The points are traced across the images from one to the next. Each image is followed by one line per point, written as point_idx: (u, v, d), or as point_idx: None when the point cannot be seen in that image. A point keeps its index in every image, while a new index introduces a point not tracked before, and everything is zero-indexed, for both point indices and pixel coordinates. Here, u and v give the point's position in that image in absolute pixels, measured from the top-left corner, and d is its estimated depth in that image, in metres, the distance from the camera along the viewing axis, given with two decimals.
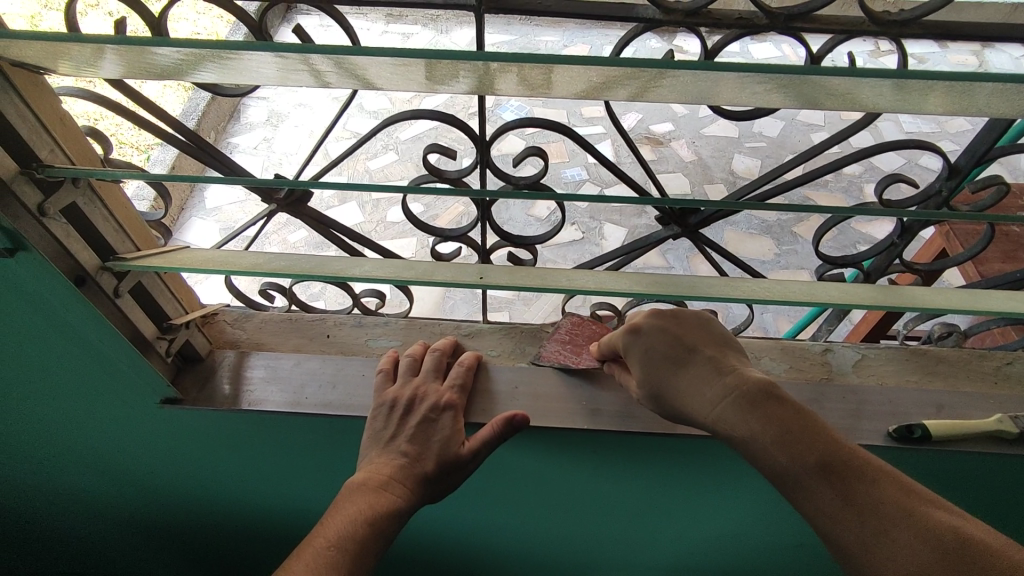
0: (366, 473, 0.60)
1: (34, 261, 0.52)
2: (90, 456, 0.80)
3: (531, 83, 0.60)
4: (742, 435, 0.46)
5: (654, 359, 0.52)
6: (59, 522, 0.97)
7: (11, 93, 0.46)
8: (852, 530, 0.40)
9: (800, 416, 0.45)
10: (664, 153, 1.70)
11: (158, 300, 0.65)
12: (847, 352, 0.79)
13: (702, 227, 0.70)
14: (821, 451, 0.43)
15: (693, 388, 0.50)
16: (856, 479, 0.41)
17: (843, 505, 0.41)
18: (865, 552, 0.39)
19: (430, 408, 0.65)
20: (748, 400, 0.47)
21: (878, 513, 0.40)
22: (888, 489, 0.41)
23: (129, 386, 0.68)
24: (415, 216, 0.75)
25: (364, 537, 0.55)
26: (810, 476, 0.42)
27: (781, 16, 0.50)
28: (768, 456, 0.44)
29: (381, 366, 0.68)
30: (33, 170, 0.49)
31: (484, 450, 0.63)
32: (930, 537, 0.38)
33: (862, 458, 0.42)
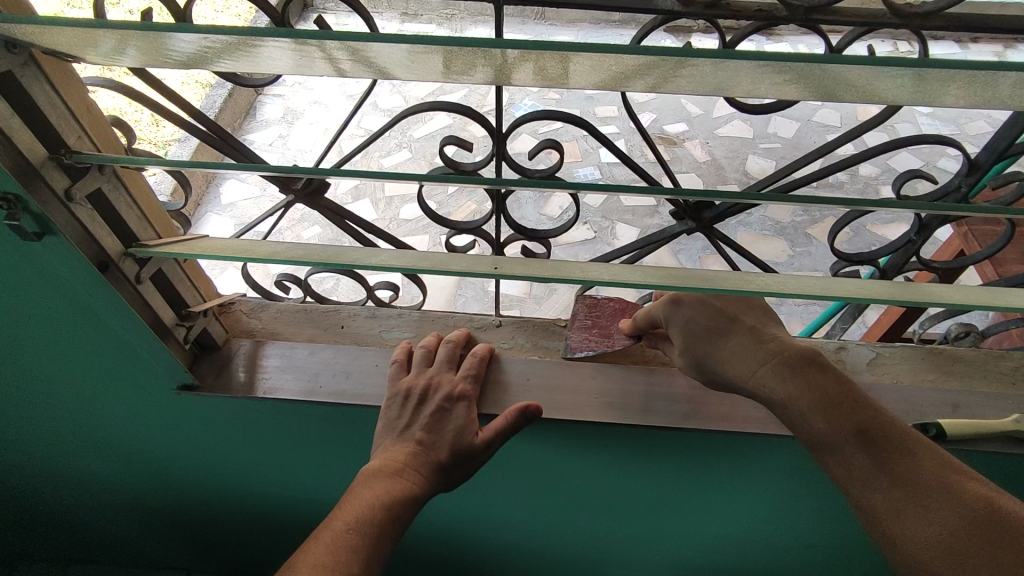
0: (383, 458, 0.61)
1: (59, 245, 0.53)
2: (111, 444, 0.82)
3: (551, 72, 0.60)
4: (782, 400, 0.48)
5: (691, 327, 0.52)
6: (82, 506, 0.98)
7: (41, 80, 0.47)
8: (883, 496, 0.44)
9: (838, 381, 0.47)
10: (680, 152, 1.72)
11: (178, 288, 0.66)
12: (862, 350, 0.79)
13: (717, 222, 0.70)
14: (861, 418, 0.45)
15: (733, 355, 0.50)
16: (893, 447, 0.44)
17: (878, 472, 0.44)
18: (900, 521, 0.43)
19: (444, 398, 0.65)
20: (791, 365, 0.48)
21: (912, 482, 0.43)
22: (923, 458, 0.44)
23: (150, 372, 0.69)
24: (432, 210, 0.76)
25: (384, 518, 0.56)
26: (849, 442, 0.45)
27: (803, 10, 0.49)
28: (807, 423, 0.46)
29: (396, 356, 0.68)
30: (60, 156, 0.50)
31: (496, 441, 0.63)
32: (961, 507, 0.42)
33: (896, 425, 0.45)
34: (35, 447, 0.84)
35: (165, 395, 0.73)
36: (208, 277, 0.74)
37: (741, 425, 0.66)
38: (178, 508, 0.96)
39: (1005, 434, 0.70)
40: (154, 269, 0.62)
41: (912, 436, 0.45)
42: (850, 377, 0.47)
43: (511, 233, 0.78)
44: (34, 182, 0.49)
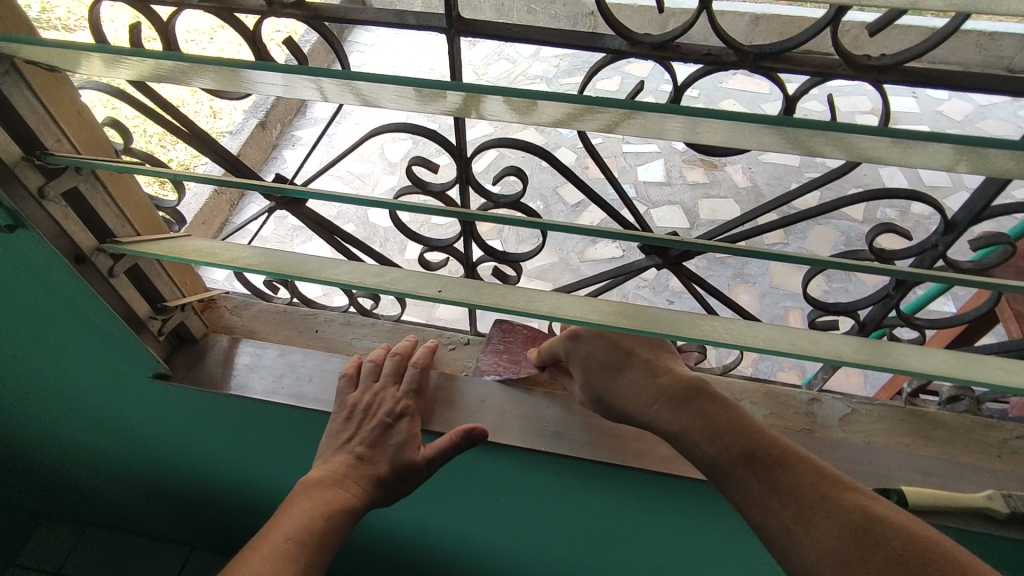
0: (323, 470, 0.61)
1: (33, 237, 0.58)
2: (107, 421, 0.88)
3: (518, 104, 0.61)
4: (675, 432, 0.48)
5: (592, 363, 0.55)
6: (84, 473, 1.05)
7: (22, 87, 0.51)
8: (772, 513, 0.41)
9: (724, 409, 0.48)
10: (716, 177, 1.66)
11: (155, 284, 0.70)
12: (836, 405, 0.76)
13: (681, 261, 0.68)
14: (745, 441, 0.44)
15: (632, 389, 0.52)
16: (777, 465, 0.43)
17: (764, 488, 0.42)
18: (790, 540, 0.40)
19: (386, 413, 0.65)
20: (678, 397, 0.49)
21: (797, 497, 0.41)
22: (806, 473, 0.42)
23: (128, 358, 0.73)
24: (405, 225, 0.78)
25: (322, 529, 0.56)
26: (735, 465, 0.44)
27: (752, 57, 0.48)
28: (699, 451, 0.46)
29: (343, 370, 0.68)
30: (36, 157, 0.54)
31: (440, 459, 0.63)
32: (843, 519, 0.39)
33: (780, 446, 0.44)
34: (38, 415, 0.91)
35: (145, 382, 0.77)
36: (194, 274, 0.78)
37: (688, 472, 0.64)
38: (173, 484, 1.02)
39: (977, 512, 0.66)
40: (129, 264, 0.65)
41: (798, 455, 0.43)
42: (736, 405, 0.47)
43: (483, 254, 0.79)
44: (8, 180, 0.53)
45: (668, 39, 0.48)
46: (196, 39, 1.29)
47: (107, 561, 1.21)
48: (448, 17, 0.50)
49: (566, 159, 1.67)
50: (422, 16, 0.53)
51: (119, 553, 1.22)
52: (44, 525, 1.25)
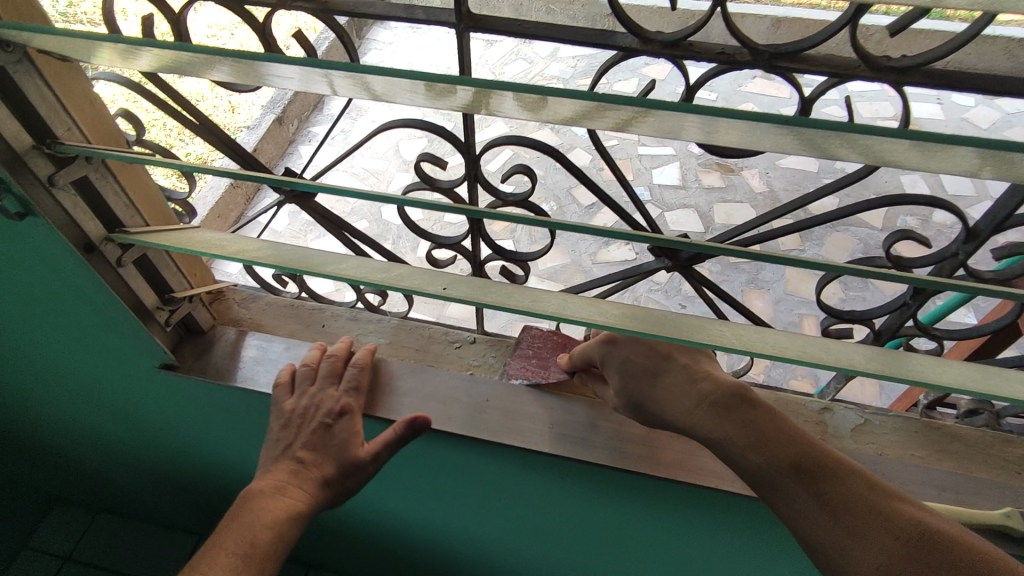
0: (265, 481, 0.62)
1: (42, 225, 0.58)
2: (116, 409, 0.89)
3: (528, 100, 0.60)
4: (717, 439, 0.47)
5: (629, 367, 0.53)
6: (93, 460, 1.07)
7: (34, 75, 0.51)
8: (825, 527, 0.40)
9: (769, 417, 0.47)
10: (733, 181, 1.64)
11: (164, 275, 0.71)
12: (849, 415, 0.74)
13: (692, 264, 0.67)
14: (793, 451, 0.43)
15: (671, 395, 0.51)
16: (828, 478, 0.42)
17: (814, 500, 0.41)
18: (843, 554, 0.39)
19: (325, 414, 0.66)
20: (721, 404, 0.48)
21: (850, 509, 0.40)
22: (857, 485, 0.41)
23: (135, 347, 0.74)
24: (413, 221, 0.77)
25: (266, 537, 0.57)
26: (783, 475, 0.43)
27: (767, 56, 0.47)
28: (744, 460, 0.45)
29: (277, 379, 0.68)
30: (46, 146, 0.54)
31: (384, 452, 0.64)
32: (900, 534, 0.38)
33: (831, 457, 0.43)
34: (49, 402, 0.92)
35: (152, 372, 0.78)
36: (202, 265, 0.78)
37: (693, 478, 0.63)
38: (181, 473, 1.03)
39: (993, 529, 0.64)
40: (137, 254, 0.66)
41: (849, 467, 0.42)
42: (782, 413, 0.46)
43: (491, 252, 0.78)
44: (18, 168, 0.53)
45: (680, 36, 0.47)
46: (216, 34, 1.29)
47: (117, 547, 1.23)
48: (456, 12, 0.50)
49: (581, 159, 1.66)
50: (431, 10, 0.52)
51: (128, 540, 1.24)
52: (55, 510, 1.27)
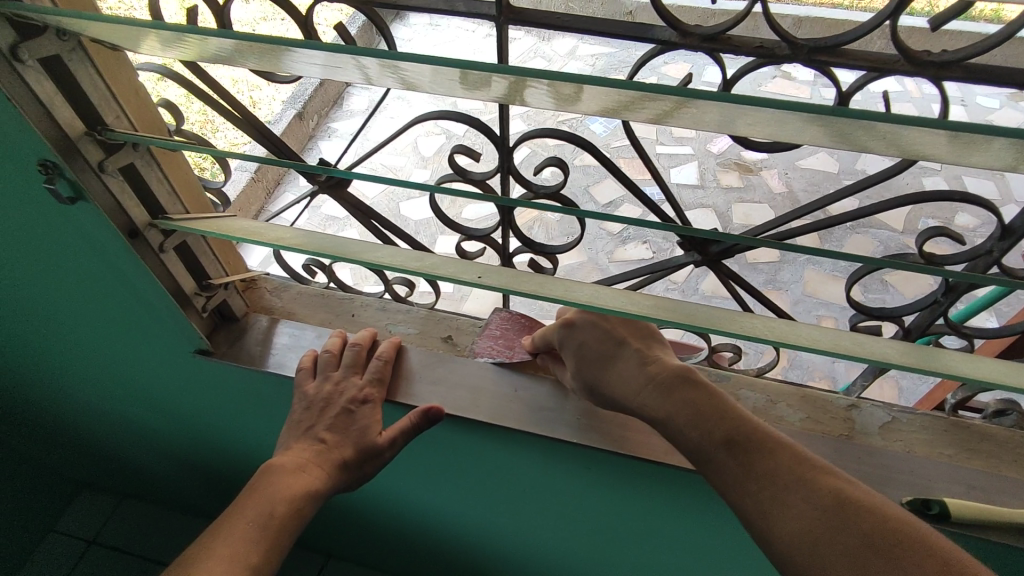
0: (285, 458, 0.65)
1: (91, 210, 0.59)
2: (150, 396, 0.91)
3: (563, 93, 0.62)
4: (661, 418, 0.47)
5: (584, 351, 0.55)
6: (123, 446, 1.09)
7: (86, 63, 0.53)
8: (750, 496, 0.41)
9: (709, 394, 0.47)
10: (754, 181, 1.62)
11: (202, 262, 0.73)
12: (875, 412, 0.74)
13: (722, 258, 0.68)
14: (726, 426, 0.44)
15: (621, 377, 0.52)
16: (757, 450, 0.42)
17: (742, 472, 0.42)
18: (766, 522, 0.40)
19: (349, 400, 0.70)
20: (665, 384, 0.49)
21: (773, 480, 0.40)
22: (783, 456, 0.41)
23: (173, 333, 0.76)
24: (445, 214, 0.78)
25: (284, 511, 0.61)
26: (715, 450, 0.43)
27: (807, 50, 0.48)
28: (682, 436, 0.45)
29: (300, 363, 0.72)
30: (97, 133, 0.55)
31: (400, 440, 0.68)
32: (818, 502, 0.39)
33: (762, 430, 0.43)
34: (83, 388, 0.95)
35: (188, 358, 0.80)
36: (237, 254, 0.80)
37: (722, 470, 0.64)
38: (210, 460, 1.06)
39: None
40: (178, 240, 0.68)
41: (778, 440, 0.43)
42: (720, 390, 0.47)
43: (520, 245, 0.79)
44: (71, 154, 0.55)
45: (719, 30, 0.48)
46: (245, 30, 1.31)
47: (144, 533, 1.26)
48: (496, 3, 0.50)
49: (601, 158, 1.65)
50: (470, 3, 0.53)
51: (156, 526, 1.27)
52: (81, 494, 1.30)
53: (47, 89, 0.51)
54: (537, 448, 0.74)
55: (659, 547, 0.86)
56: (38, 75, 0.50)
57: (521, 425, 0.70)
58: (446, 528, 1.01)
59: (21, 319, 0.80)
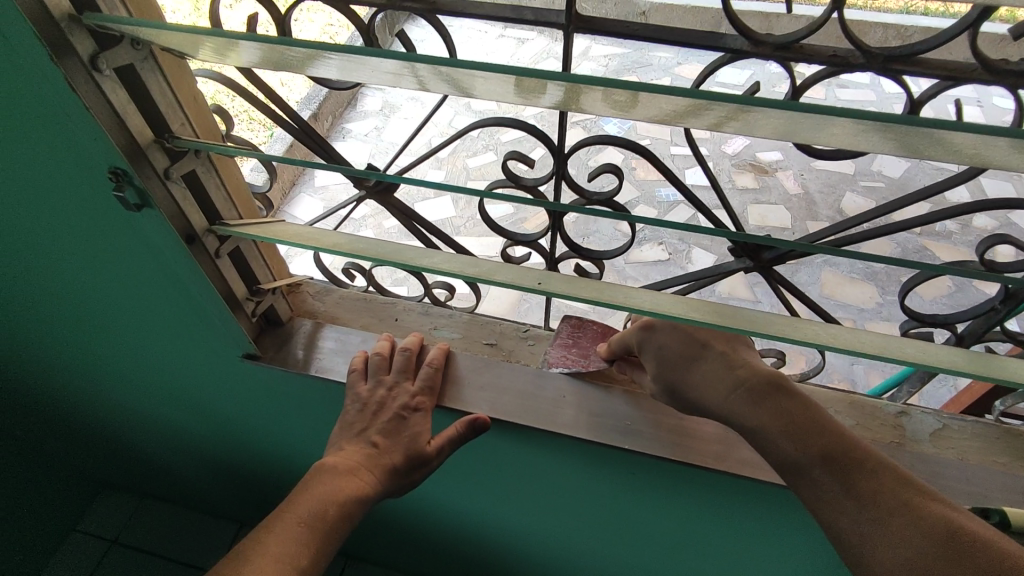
0: (336, 459, 0.64)
1: (155, 217, 0.60)
2: (192, 398, 0.92)
3: (620, 99, 0.61)
4: (750, 426, 0.46)
5: (664, 352, 0.52)
6: (153, 448, 1.10)
7: (156, 73, 0.53)
8: (850, 516, 0.39)
9: (805, 407, 0.45)
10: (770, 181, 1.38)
11: (252, 265, 0.73)
12: (925, 418, 0.73)
13: (777, 265, 0.68)
14: (826, 442, 0.42)
15: (706, 379, 0.49)
16: (859, 469, 0.41)
17: (843, 491, 0.40)
18: (867, 546, 0.38)
19: (401, 406, 0.69)
20: (755, 391, 0.47)
21: (877, 502, 0.39)
22: (890, 479, 0.40)
23: (222, 338, 0.76)
24: (492, 219, 0.78)
25: (334, 514, 0.59)
26: (813, 465, 0.42)
27: (883, 59, 0.47)
28: (775, 448, 0.44)
29: (354, 364, 0.72)
30: (164, 140, 0.56)
31: (447, 449, 0.67)
32: (927, 529, 0.37)
33: (866, 449, 0.42)
34: (116, 392, 0.95)
35: (235, 361, 0.80)
36: (282, 258, 0.80)
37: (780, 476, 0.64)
38: (247, 462, 1.06)
39: None
40: (232, 245, 0.68)
41: (883, 461, 0.41)
42: (819, 404, 0.45)
43: (566, 250, 0.79)
44: (140, 161, 0.55)
45: (794, 38, 0.47)
46: None
47: (165, 532, 1.27)
48: (568, 12, 0.50)
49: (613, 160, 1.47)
50: (538, 11, 0.53)
51: (180, 526, 1.27)
52: (102, 496, 1.31)
53: (121, 97, 0.51)
54: (585, 453, 0.74)
55: (701, 552, 0.86)
56: (114, 83, 0.50)
57: (573, 431, 0.69)
58: (482, 531, 1.02)
59: (68, 322, 0.81)
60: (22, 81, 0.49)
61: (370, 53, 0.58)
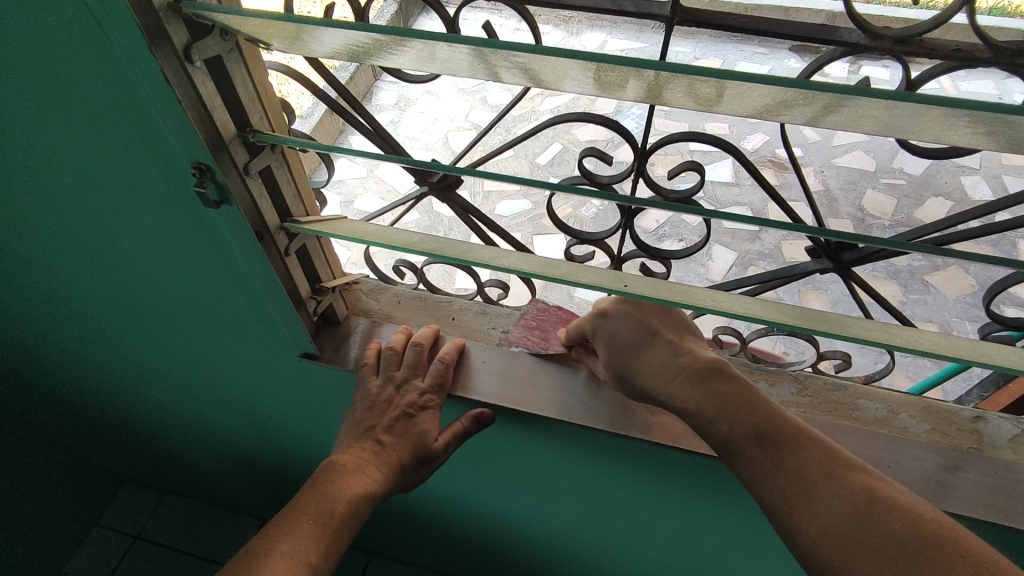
0: (343, 457, 0.64)
1: (232, 214, 0.57)
2: (237, 396, 0.90)
3: (709, 92, 0.59)
4: (688, 408, 0.45)
5: (613, 339, 0.52)
6: (185, 442, 1.09)
7: (240, 64, 0.50)
8: (777, 491, 0.39)
9: (743, 388, 0.44)
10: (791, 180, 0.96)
11: (315, 263, 0.71)
12: (1005, 423, 0.68)
13: (860, 265, 0.66)
14: (757, 419, 0.42)
15: (651, 367, 0.49)
16: (786, 443, 0.40)
17: (772, 466, 0.40)
18: (792, 517, 0.38)
19: (409, 404, 0.67)
20: (695, 374, 0.46)
21: (804, 475, 0.38)
22: (816, 453, 0.39)
23: (279, 336, 0.74)
24: (558, 217, 0.76)
25: (342, 511, 0.59)
26: (745, 443, 0.41)
27: (1010, 53, 0.45)
28: (710, 428, 0.43)
29: (365, 359, 0.69)
30: (245, 134, 0.53)
31: (453, 444, 0.68)
32: (846, 498, 0.37)
33: (795, 425, 0.41)
34: (156, 388, 0.93)
35: (290, 359, 0.78)
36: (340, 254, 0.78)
37: None
38: (286, 461, 1.05)
39: None
40: (300, 243, 0.66)
41: (810, 435, 0.40)
42: (754, 385, 0.44)
43: (633, 249, 0.77)
44: (221, 154, 0.53)
45: (917, 31, 0.45)
46: None
47: (188, 527, 1.25)
48: (675, 5, 0.49)
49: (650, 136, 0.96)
50: (640, 3, 0.51)
51: (207, 522, 1.26)
52: (129, 489, 1.30)
53: (210, 90, 0.49)
54: (646, 455, 0.71)
55: (754, 556, 0.84)
56: (204, 76, 0.48)
57: (640, 434, 0.66)
58: (523, 530, 0.99)
59: (116, 321, 0.79)
60: (104, 73, 0.47)
61: (450, 39, 0.55)
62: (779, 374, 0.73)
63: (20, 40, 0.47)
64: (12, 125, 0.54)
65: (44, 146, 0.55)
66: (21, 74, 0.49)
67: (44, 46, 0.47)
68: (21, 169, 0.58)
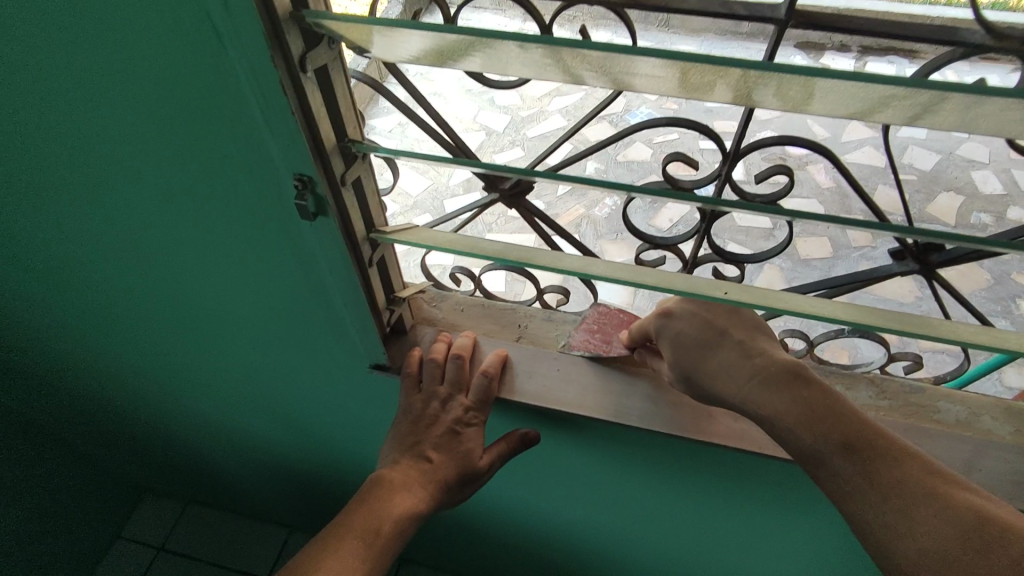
0: (390, 473, 0.62)
1: (327, 228, 0.54)
2: (277, 400, 0.87)
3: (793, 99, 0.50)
4: (766, 416, 0.41)
5: (677, 340, 0.47)
6: (211, 451, 1.06)
7: (341, 70, 0.47)
8: (874, 510, 0.35)
9: (829, 395, 0.40)
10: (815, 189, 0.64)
11: (392, 273, 0.67)
12: None
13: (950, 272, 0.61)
14: (847, 432, 0.38)
15: (721, 370, 0.44)
16: (880, 457, 0.36)
17: (865, 482, 0.36)
18: (891, 540, 0.34)
19: (454, 420, 0.66)
20: (775, 378, 0.41)
21: (903, 493, 0.35)
22: (917, 469, 0.36)
23: (333, 341, 0.71)
24: (630, 223, 0.70)
25: (388, 531, 0.58)
26: (833, 457, 0.37)
27: None
28: (792, 438, 0.39)
29: (408, 372, 0.66)
30: (345, 144, 0.50)
31: (497, 461, 0.68)
32: (953, 521, 0.33)
33: (886, 435, 0.37)
34: (189, 394, 0.90)
35: (343, 364, 0.75)
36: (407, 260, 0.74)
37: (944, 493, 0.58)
38: (322, 465, 1.02)
39: None
40: (381, 254, 0.62)
41: (902, 446, 0.37)
42: (840, 392, 0.40)
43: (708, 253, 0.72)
44: (322, 166, 0.50)
45: None
46: None
47: (217, 535, 1.23)
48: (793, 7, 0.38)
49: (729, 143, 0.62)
50: (751, 3, 0.40)
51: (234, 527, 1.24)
52: (151, 500, 1.27)
53: (317, 100, 0.46)
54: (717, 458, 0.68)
55: (818, 553, 0.80)
56: (314, 86, 0.45)
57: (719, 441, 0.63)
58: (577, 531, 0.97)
59: (153, 325, 0.76)
60: (166, 70, 0.44)
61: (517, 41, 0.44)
62: (853, 377, 0.65)
63: (73, 39, 0.44)
64: (57, 119, 0.51)
65: (92, 141, 0.52)
66: (64, 62, 0.46)
67: (97, 40, 0.43)
68: (62, 164, 0.55)
